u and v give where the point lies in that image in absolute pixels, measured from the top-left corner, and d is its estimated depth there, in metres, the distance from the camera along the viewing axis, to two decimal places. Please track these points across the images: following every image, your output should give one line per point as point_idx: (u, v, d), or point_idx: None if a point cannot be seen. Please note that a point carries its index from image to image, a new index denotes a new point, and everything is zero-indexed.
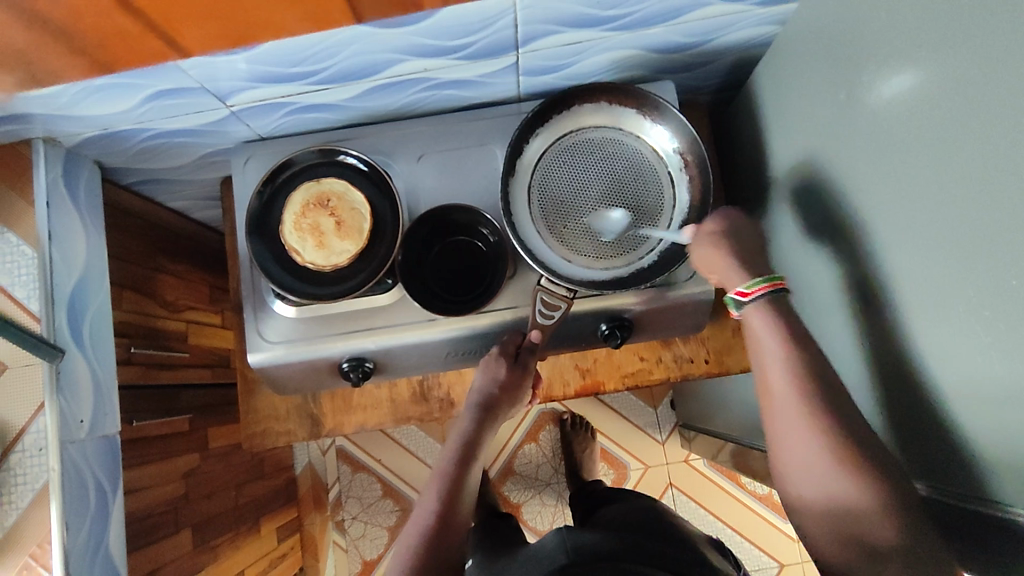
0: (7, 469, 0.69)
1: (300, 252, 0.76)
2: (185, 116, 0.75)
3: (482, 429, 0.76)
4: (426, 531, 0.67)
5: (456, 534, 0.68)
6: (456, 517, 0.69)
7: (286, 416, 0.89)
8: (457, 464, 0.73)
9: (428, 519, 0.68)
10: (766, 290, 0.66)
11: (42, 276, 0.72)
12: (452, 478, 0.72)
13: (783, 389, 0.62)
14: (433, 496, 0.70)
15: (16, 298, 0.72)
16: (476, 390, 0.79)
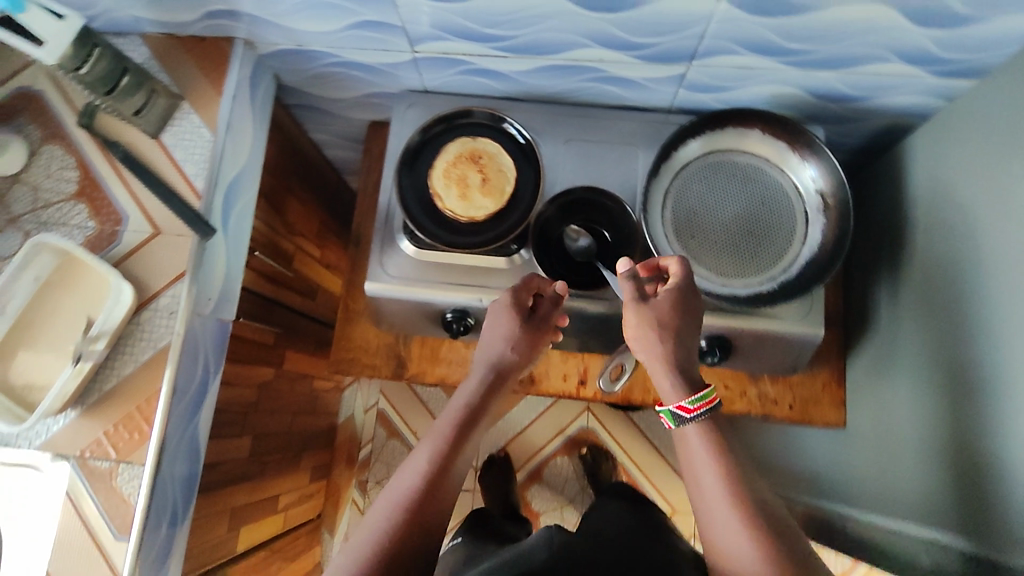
0: (136, 323, 0.74)
1: (443, 198, 0.80)
2: (372, 51, 0.81)
3: (488, 393, 0.72)
4: (406, 504, 0.61)
5: (433, 514, 0.61)
6: (442, 488, 0.63)
7: (375, 351, 0.93)
8: (457, 431, 0.68)
9: (411, 491, 0.62)
10: (707, 408, 0.62)
11: (212, 159, 0.78)
12: (449, 441, 0.66)
13: (715, 500, 0.59)
14: (421, 464, 0.64)
15: (185, 174, 0.78)
16: (486, 345, 0.75)
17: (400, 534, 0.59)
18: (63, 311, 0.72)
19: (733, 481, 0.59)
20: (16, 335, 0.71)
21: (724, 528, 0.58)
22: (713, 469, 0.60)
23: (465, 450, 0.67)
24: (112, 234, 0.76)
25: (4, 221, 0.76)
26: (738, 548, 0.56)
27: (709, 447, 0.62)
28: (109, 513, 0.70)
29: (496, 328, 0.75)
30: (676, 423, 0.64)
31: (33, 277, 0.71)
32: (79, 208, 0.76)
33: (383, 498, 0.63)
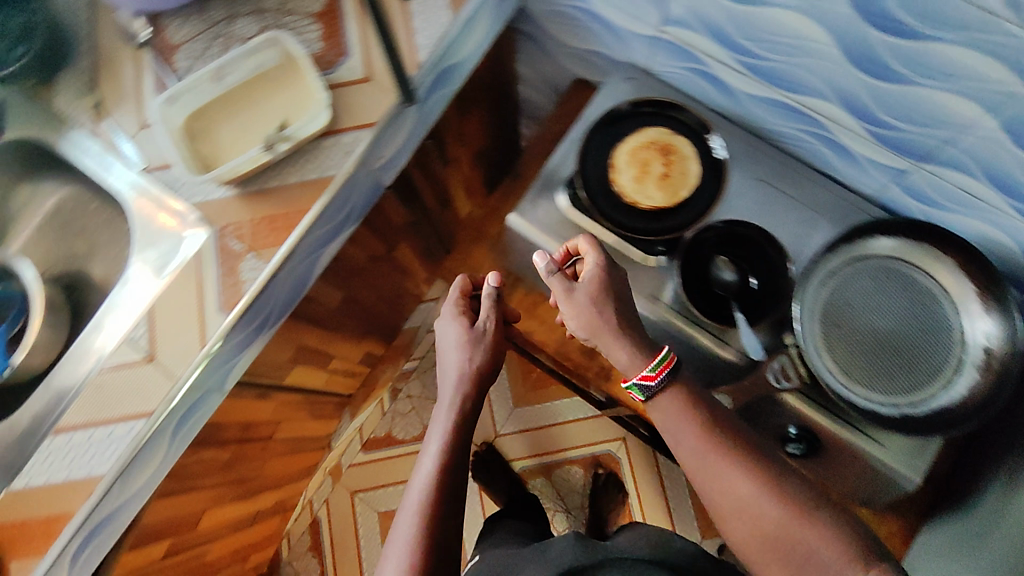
0: (317, 146, 0.80)
1: (617, 172, 0.81)
2: (622, 13, 0.83)
3: (466, 394, 0.85)
4: (417, 528, 0.73)
5: (445, 535, 0.74)
6: (445, 501, 0.76)
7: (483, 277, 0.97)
8: (448, 444, 0.81)
9: (422, 512, 0.74)
10: (668, 368, 0.68)
11: (441, 41, 0.83)
12: (440, 461, 0.79)
13: (694, 462, 0.66)
14: (419, 487, 0.77)
15: (412, 43, 0.83)
16: (445, 355, 0.89)
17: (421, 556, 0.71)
18: (264, 102, 0.80)
19: (704, 417, 0.67)
20: (219, 105, 0.79)
21: (727, 475, 0.64)
22: (686, 421, 0.67)
23: (455, 455, 0.80)
24: (330, 63, 0.83)
25: (252, 9, 0.85)
26: (743, 498, 0.62)
27: (681, 400, 0.68)
28: (223, 290, 0.76)
29: (449, 338, 0.89)
30: (644, 394, 0.69)
31: (254, 64, 0.79)
32: (313, 29, 0.84)
33: (402, 519, 0.75)
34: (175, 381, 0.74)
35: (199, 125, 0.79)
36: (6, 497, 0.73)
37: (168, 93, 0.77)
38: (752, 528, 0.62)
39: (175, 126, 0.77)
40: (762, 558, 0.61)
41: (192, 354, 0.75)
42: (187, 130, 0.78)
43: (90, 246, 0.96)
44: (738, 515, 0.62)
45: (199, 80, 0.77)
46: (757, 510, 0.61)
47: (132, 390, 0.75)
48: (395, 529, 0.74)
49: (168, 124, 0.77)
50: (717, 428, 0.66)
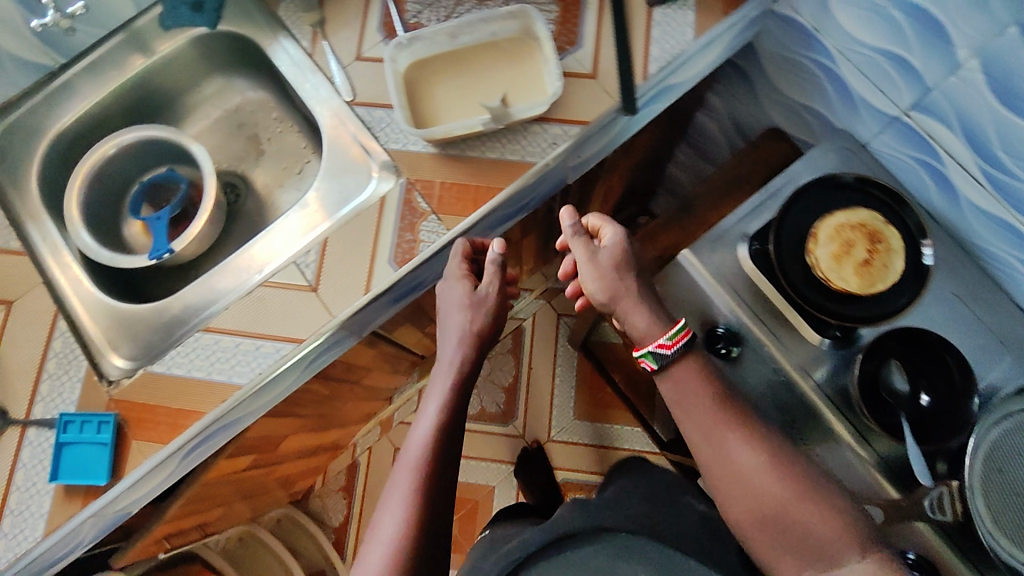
0: (525, 129, 0.78)
1: (816, 244, 0.76)
2: (867, 83, 0.79)
3: (471, 352, 0.71)
4: (411, 500, 0.62)
5: (435, 515, 0.62)
6: (435, 491, 0.64)
7: None
8: (449, 407, 0.68)
9: (414, 479, 0.63)
10: (687, 337, 0.66)
11: (676, 58, 0.78)
12: (428, 441, 0.66)
13: (700, 431, 0.65)
14: (407, 470, 0.64)
15: (647, 52, 0.79)
16: (451, 314, 0.72)
17: (410, 538, 0.60)
18: (489, 71, 0.79)
19: (716, 392, 0.66)
20: (446, 62, 0.79)
21: (731, 445, 0.63)
22: (702, 397, 0.65)
23: (453, 421, 0.68)
24: (560, 48, 0.79)
25: None
26: (746, 471, 0.62)
27: (694, 372, 0.66)
28: (398, 244, 0.76)
29: (452, 295, 0.72)
30: (657, 361, 0.66)
31: (492, 31, 0.79)
32: (552, 9, 0.80)
33: (395, 486, 0.64)
34: (331, 317, 0.75)
35: (420, 76, 0.79)
36: (147, 376, 0.75)
37: (402, 38, 0.77)
38: (753, 504, 0.61)
39: (399, 72, 0.79)
40: (757, 535, 0.61)
41: (354, 296, 0.75)
42: (409, 78, 0.79)
43: (259, 151, 0.97)
44: (737, 489, 0.62)
45: (436, 33, 0.78)
46: (760, 487, 0.61)
47: (289, 313, 0.75)
48: (387, 498, 0.63)
49: (395, 68, 0.78)
50: (724, 393, 0.66)
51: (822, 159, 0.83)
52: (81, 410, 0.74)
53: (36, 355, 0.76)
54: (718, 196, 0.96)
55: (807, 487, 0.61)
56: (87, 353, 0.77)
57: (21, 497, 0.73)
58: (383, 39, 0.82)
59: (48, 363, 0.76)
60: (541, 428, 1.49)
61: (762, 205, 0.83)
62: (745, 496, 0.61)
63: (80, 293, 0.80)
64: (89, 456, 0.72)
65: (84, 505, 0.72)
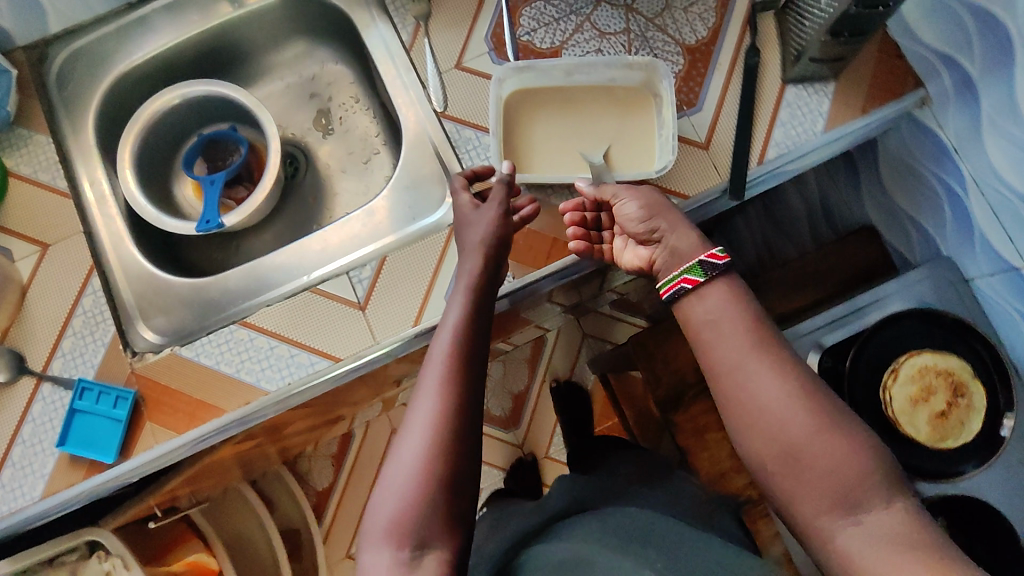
0: None
1: (893, 383, 0.74)
2: (997, 226, 0.70)
3: (485, 258, 0.62)
4: (441, 393, 0.52)
5: (468, 416, 0.52)
6: (466, 393, 0.53)
7: (672, 374, 0.89)
8: (469, 306, 0.58)
9: (444, 374, 0.53)
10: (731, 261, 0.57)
11: (799, 149, 0.71)
12: (457, 337, 0.56)
13: (738, 366, 0.53)
14: (431, 366, 0.54)
15: (769, 135, 0.71)
16: (467, 230, 0.64)
17: (443, 437, 0.51)
18: (598, 118, 0.73)
19: (757, 328, 0.54)
20: (555, 99, 0.74)
21: (759, 376, 0.52)
22: (734, 322, 0.54)
23: (477, 319, 0.58)
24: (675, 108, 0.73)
25: (624, 9, 0.76)
26: (770, 407, 0.51)
27: (730, 299, 0.55)
28: None
29: (462, 219, 0.66)
30: (701, 273, 0.56)
31: (611, 76, 0.73)
32: (678, 62, 0.74)
33: (422, 383, 0.54)
34: (373, 344, 0.70)
35: (524, 107, 0.74)
36: (173, 358, 0.71)
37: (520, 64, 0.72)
38: (777, 437, 0.50)
39: (503, 98, 0.74)
40: (809, 488, 0.49)
41: (401, 326, 0.71)
42: (511, 106, 0.74)
43: (326, 129, 0.90)
44: (758, 428, 0.51)
45: (552, 66, 0.72)
46: (785, 425, 0.50)
47: (330, 327, 0.71)
48: (414, 397, 0.53)
49: (499, 92, 0.73)
50: (760, 324, 0.54)
51: (918, 285, 0.78)
52: (100, 378, 0.71)
53: (64, 309, 0.72)
54: (793, 286, 0.90)
55: (830, 418, 0.50)
56: (116, 317, 0.73)
57: (23, 453, 0.70)
58: (489, 52, 0.75)
59: (74, 320, 0.72)
60: (541, 443, 1.42)
61: (838, 321, 0.79)
62: (753, 408, 0.51)
63: (120, 251, 0.76)
64: (100, 430, 0.69)
65: (86, 476, 0.69)
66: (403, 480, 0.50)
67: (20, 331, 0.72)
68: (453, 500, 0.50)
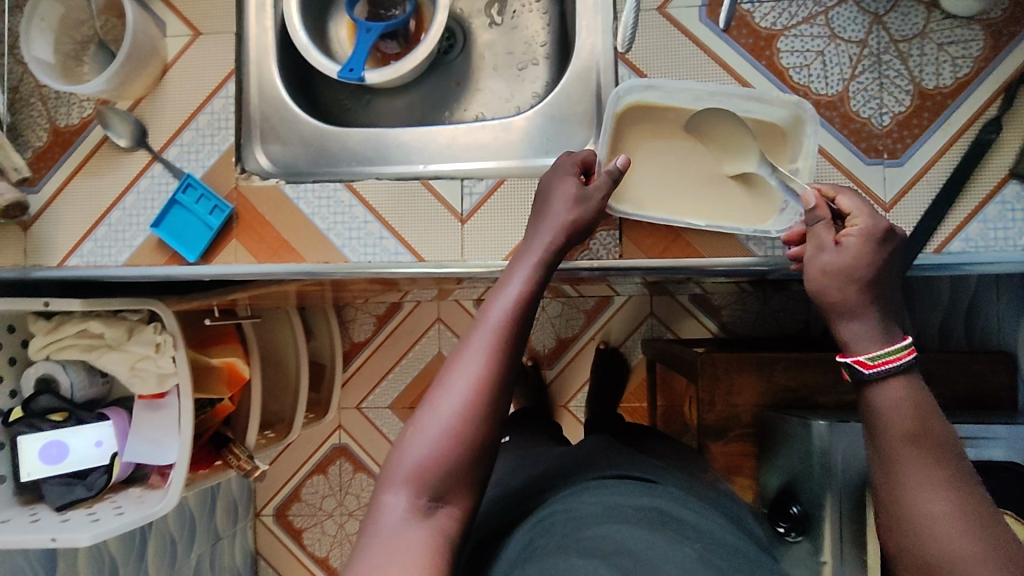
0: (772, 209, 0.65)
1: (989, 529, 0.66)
2: None
3: (564, 236, 0.60)
4: (487, 360, 0.53)
5: (505, 390, 0.53)
6: (504, 368, 0.54)
7: (727, 406, 0.85)
8: (535, 279, 0.58)
9: (494, 343, 0.54)
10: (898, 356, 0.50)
11: (989, 255, 0.62)
12: (508, 312, 0.55)
13: (909, 462, 0.48)
14: (482, 336, 0.54)
15: (964, 225, 0.62)
16: (554, 201, 0.61)
17: (478, 405, 0.52)
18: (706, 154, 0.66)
19: (934, 429, 0.49)
20: (671, 127, 0.65)
21: (921, 485, 0.48)
22: (905, 420, 0.49)
23: (537, 296, 0.57)
24: (873, 151, 0.64)
25: (869, 17, 0.65)
26: (930, 520, 0.46)
27: (907, 400, 0.50)
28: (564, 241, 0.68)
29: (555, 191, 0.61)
30: (852, 377, 0.53)
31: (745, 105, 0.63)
32: (902, 103, 0.64)
33: (470, 345, 0.54)
34: (459, 259, 0.69)
35: (638, 129, 0.65)
36: (274, 192, 0.71)
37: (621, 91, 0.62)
38: (925, 550, 0.46)
39: (620, 113, 0.64)
40: None
41: (493, 255, 0.69)
42: (630, 124, 0.65)
43: (495, 18, 0.84)
44: (909, 530, 0.47)
45: (680, 90, 0.62)
46: (944, 542, 0.46)
47: (427, 227, 0.69)
48: (460, 355, 0.54)
49: (615, 108, 0.63)
50: (928, 429, 0.49)
51: None
52: (206, 181, 0.72)
53: (193, 103, 0.73)
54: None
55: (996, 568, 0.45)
56: (236, 129, 0.74)
57: (121, 218, 0.73)
58: (701, 6, 0.67)
59: (200, 116, 0.73)
60: (564, 393, 1.32)
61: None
62: (915, 512, 0.47)
63: (262, 66, 0.76)
64: (191, 228, 0.71)
65: (166, 263, 0.72)
66: (434, 433, 0.51)
67: (150, 105, 0.73)
68: (468, 469, 0.51)
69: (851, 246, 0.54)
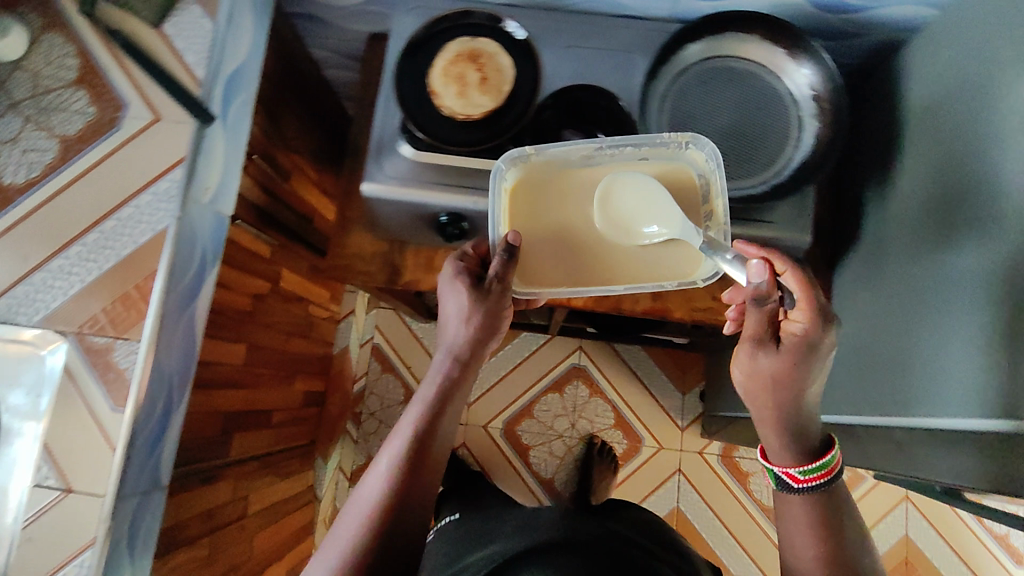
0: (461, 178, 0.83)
1: (440, 97, 0.80)
2: None
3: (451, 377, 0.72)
4: (381, 484, 0.66)
5: (406, 504, 0.66)
6: (410, 482, 0.67)
7: (369, 259, 0.94)
8: (428, 404, 0.71)
9: (387, 472, 0.67)
10: (817, 478, 0.68)
11: (212, 49, 0.78)
12: (403, 445, 0.68)
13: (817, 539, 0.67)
14: (381, 470, 0.67)
15: (185, 62, 0.77)
16: (447, 327, 0.74)
17: (373, 522, 0.64)
18: (70, 244, 0.74)
19: (827, 533, 0.67)
20: (572, 177, 0.73)
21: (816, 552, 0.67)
22: (819, 535, 0.67)
23: (437, 429, 0.70)
24: (113, 119, 0.76)
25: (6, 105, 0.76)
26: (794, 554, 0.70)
27: (814, 522, 0.68)
28: (107, 387, 0.73)
29: (450, 307, 0.74)
30: (778, 484, 0.71)
31: (635, 151, 0.72)
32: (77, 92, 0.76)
33: (373, 468, 0.68)
34: (100, 496, 0.71)
35: (524, 182, 0.73)
36: None
37: (511, 154, 0.71)
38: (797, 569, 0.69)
39: (510, 186, 0.73)
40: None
41: (105, 462, 0.72)
42: (517, 194, 0.73)
43: None
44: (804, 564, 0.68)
45: (564, 153, 0.72)
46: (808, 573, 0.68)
47: (63, 524, 0.71)
48: (365, 483, 0.67)
49: (505, 182, 0.73)
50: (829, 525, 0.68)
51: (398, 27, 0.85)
52: None
53: None
54: None
55: (834, 527, 0.68)
56: None
57: None
58: None
59: None
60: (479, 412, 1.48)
61: (383, 147, 0.85)
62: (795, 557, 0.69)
63: None
64: None
65: None
66: (332, 557, 0.63)
67: None
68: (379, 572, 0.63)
69: (789, 343, 0.65)
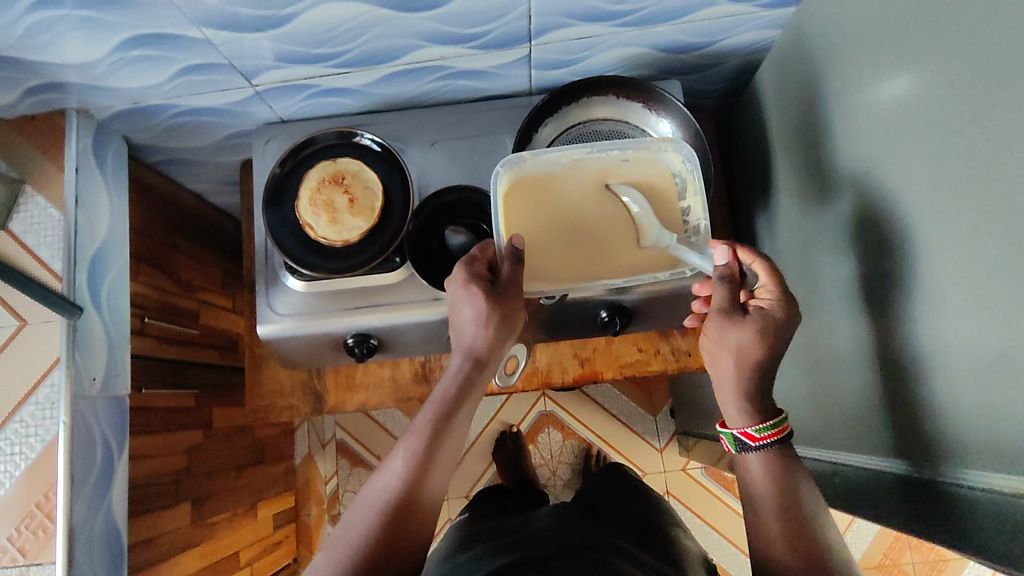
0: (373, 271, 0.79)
1: (313, 227, 0.78)
2: (212, 94, 0.77)
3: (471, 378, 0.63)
4: (402, 478, 0.57)
5: (423, 510, 0.57)
6: (425, 486, 0.58)
7: (290, 391, 0.92)
8: (447, 403, 0.62)
9: (407, 467, 0.58)
10: (774, 437, 0.59)
11: (66, 238, 0.76)
12: (424, 444, 0.59)
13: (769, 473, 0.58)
14: (400, 464, 0.58)
15: (41, 258, 0.76)
16: (459, 333, 0.65)
17: (387, 527, 0.55)
18: None
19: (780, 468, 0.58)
20: (569, 176, 0.72)
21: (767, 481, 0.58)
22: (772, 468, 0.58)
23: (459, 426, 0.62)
24: None
25: None
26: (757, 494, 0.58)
27: (769, 463, 0.58)
28: None
29: (460, 314, 0.65)
30: (738, 448, 0.60)
31: (620, 155, 0.71)
32: None
33: (389, 465, 0.59)
34: None
35: (532, 191, 0.72)
36: None
37: (517, 155, 0.71)
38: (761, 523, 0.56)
39: (505, 191, 0.72)
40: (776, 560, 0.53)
41: None
42: (512, 199, 0.71)
43: None
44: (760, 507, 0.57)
45: (558, 159, 0.71)
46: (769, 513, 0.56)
47: None
48: (378, 481, 0.58)
49: (500, 186, 0.71)
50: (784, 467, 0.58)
51: None
52: None
53: None
54: None
55: (790, 470, 0.58)
56: None
57: None
58: None
59: None
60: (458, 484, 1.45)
61: (272, 286, 0.82)
62: (757, 496, 0.58)
63: None
64: None
65: None
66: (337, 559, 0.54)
67: None
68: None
69: (761, 316, 0.60)
